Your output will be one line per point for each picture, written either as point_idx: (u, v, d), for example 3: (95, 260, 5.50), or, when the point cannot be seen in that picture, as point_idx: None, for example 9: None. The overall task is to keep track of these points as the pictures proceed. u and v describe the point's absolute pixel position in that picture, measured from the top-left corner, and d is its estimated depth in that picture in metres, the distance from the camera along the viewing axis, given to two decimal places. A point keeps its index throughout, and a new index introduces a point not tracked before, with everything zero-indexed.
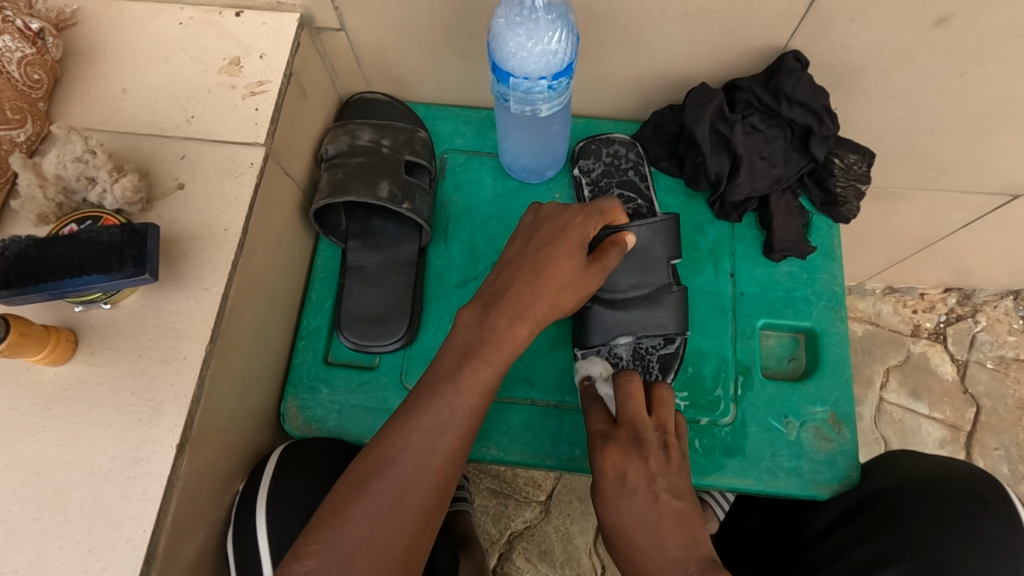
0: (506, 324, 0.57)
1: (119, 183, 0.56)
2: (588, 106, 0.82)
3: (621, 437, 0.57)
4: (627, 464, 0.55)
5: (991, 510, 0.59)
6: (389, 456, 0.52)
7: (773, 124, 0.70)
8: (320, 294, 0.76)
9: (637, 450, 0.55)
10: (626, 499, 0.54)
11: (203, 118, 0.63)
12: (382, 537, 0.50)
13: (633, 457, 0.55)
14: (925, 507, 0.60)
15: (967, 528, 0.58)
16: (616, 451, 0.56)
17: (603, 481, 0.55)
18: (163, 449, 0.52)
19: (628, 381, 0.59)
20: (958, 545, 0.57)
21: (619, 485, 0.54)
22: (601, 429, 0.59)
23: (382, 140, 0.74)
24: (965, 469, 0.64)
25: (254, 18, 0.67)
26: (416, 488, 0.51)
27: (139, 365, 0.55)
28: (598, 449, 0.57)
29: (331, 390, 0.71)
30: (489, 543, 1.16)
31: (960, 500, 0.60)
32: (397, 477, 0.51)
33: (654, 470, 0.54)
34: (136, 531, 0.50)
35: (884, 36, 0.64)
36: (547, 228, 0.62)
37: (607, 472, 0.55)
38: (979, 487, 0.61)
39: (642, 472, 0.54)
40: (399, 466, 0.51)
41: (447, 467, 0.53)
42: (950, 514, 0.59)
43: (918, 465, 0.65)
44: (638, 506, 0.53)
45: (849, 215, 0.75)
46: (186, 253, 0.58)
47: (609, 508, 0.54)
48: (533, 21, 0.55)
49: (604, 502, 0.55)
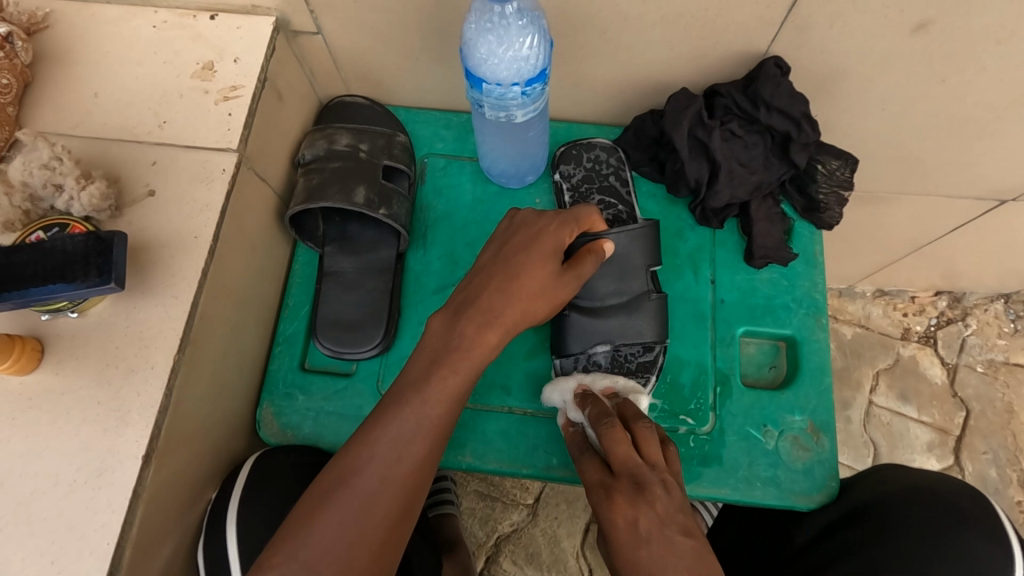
0: (475, 332, 0.57)
1: (85, 190, 0.55)
2: (569, 110, 0.81)
3: (623, 484, 0.51)
4: (635, 512, 0.49)
5: (976, 529, 0.60)
6: (356, 468, 0.51)
7: (752, 131, 0.69)
8: (297, 300, 0.75)
9: (640, 497, 0.50)
10: (645, 552, 0.47)
11: (175, 122, 0.63)
12: (347, 549, 0.49)
13: (639, 505, 0.49)
14: (911, 519, 0.61)
15: (952, 546, 0.59)
16: (623, 502, 0.50)
17: (617, 541, 0.49)
18: (128, 460, 0.52)
19: (644, 429, 0.56)
20: (941, 562, 0.58)
21: (631, 532, 0.48)
22: (598, 478, 0.54)
23: (360, 144, 0.74)
24: (949, 481, 0.64)
25: (228, 21, 0.67)
26: (383, 500, 0.51)
27: (106, 375, 0.54)
28: (605, 501, 0.52)
29: (307, 397, 0.71)
30: (475, 546, 1.16)
31: (946, 514, 0.61)
32: (363, 489, 0.51)
33: (661, 514, 0.48)
34: (101, 542, 0.50)
35: (864, 41, 0.64)
36: (521, 236, 0.62)
37: (616, 525, 0.49)
38: (962, 499, 0.62)
39: (653, 518, 0.48)
40: (368, 477, 0.51)
41: (417, 478, 0.53)
42: (935, 529, 0.60)
43: (902, 476, 0.66)
44: (656, 556, 0.47)
45: (831, 221, 0.74)
46: (155, 260, 0.57)
47: (629, 566, 0.48)
48: (503, 26, 0.54)
49: (629, 566, 0.48)
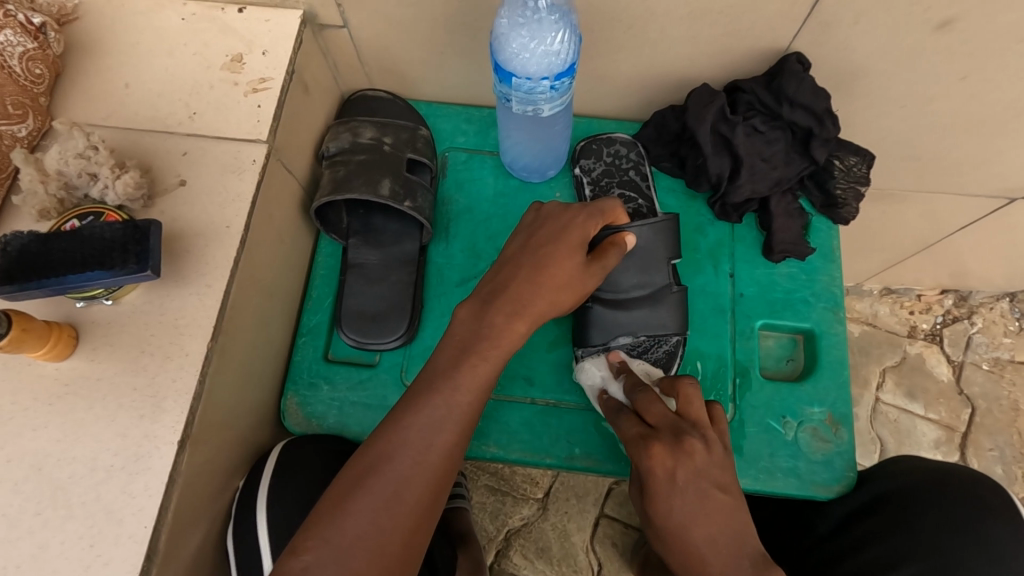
0: (504, 322, 0.58)
1: (121, 179, 0.56)
2: (590, 105, 0.82)
3: (663, 436, 0.56)
4: (675, 463, 0.54)
5: (997, 516, 0.61)
6: (388, 455, 0.52)
7: (774, 126, 0.70)
8: (320, 291, 0.75)
9: (680, 447, 0.55)
10: (676, 500, 0.54)
11: (204, 114, 0.63)
12: (381, 533, 0.50)
13: (680, 455, 0.54)
14: (933, 510, 0.62)
15: (974, 533, 0.60)
16: (663, 451, 0.55)
17: (654, 483, 0.55)
18: (165, 446, 0.52)
19: (689, 387, 0.59)
20: (964, 549, 0.59)
21: (669, 483, 0.54)
22: (637, 433, 0.58)
23: (384, 137, 0.74)
24: (966, 471, 0.65)
25: (257, 14, 0.67)
26: (415, 485, 0.51)
27: (140, 362, 0.55)
28: (642, 448, 0.56)
29: (331, 387, 0.71)
30: (486, 540, 1.17)
31: (968, 504, 0.62)
32: (395, 475, 0.51)
33: (700, 466, 0.54)
34: (138, 527, 0.50)
35: (885, 38, 0.65)
36: (548, 228, 0.63)
37: (656, 472, 0.55)
38: (981, 489, 0.63)
39: (690, 470, 0.54)
40: (399, 463, 0.52)
41: (447, 464, 0.53)
42: (957, 517, 0.61)
43: (919, 467, 0.67)
44: (686, 502, 0.53)
45: (848, 217, 0.76)
46: (188, 249, 0.58)
47: (661, 508, 0.54)
48: (535, 22, 0.54)
49: (654, 495, 0.55)
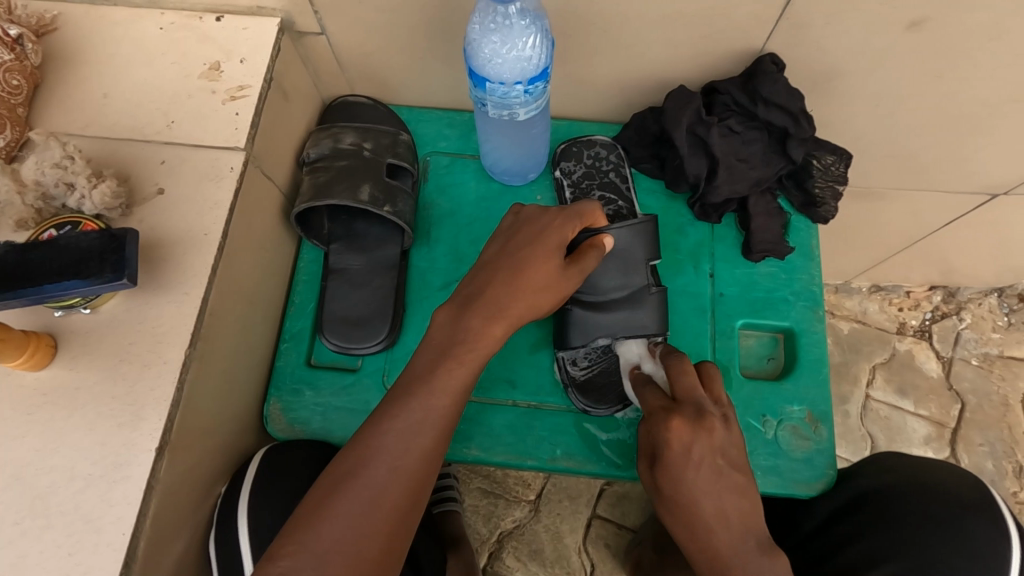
0: (481, 325, 0.58)
1: (97, 189, 0.56)
2: (571, 109, 0.82)
3: (685, 411, 0.60)
4: (693, 438, 0.59)
5: (978, 515, 0.61)
6: (366, 457, 0.52)
7: (750, 127, 0.70)
8: (303, 296, 0.76)
9: (699, 423, 0.60)
10: (692, 470, 0.59)
11: (183, 123, 0.64)
12: (360, 536, 0.50)
13: (698, 431, 0.59)
14: (916, 509, 0.62)
15: (956, 532, 0.60)
16: (684, 425, 0.59)
17: (671, 452, 0.59)
18: (143, 453, 0.53)
19: (712, 369, 0.65)
20: (946, 548, 0.59)
21: (685, 455, 0.59)
22: (660, 404, 0.62)
23: (364, 143, 0.74)
24: (946, 470, 0.66)
25: (234, 23, 0.68)
26: (394, 487, 0.52)
27: (119, 370, 0.55)
28: (665, 420, 0.60)
29: (315, 392, 0.71)
30: (479, 542, 1.17)
31: (949, 503, 0.62)
32: (374, 479, 0.51)
33: (717, 444, 0.59)
34: (116, 534, 0.51)
35: (859, 39, 0.65)
36: (525, 233, 0.63)
37: (672, 445, 0.59)
38: (961, 488, 0.63)
39: (708, 445, 0.59)
40: (378, 465, 0.52)
41: (426, 466, 0.54)
42: (939, 516, 0.61)
43: (899, 467, 0.67)
44: (703, 477, 0.58)
45: (827, 216, 0.76)
46: (166, 257, 0.58)
47: (678, 475, 0.59)
48: (505, 27, 0.54)
49: (675, 463, 0.59)
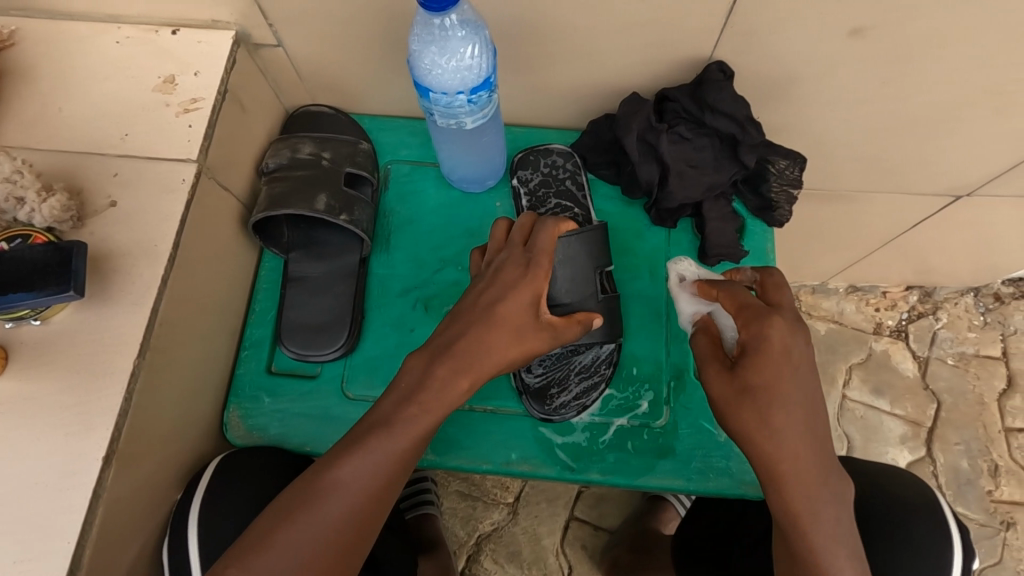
0: (450, 377, 0.56)
1: (47, 203, 0.57)
2: (531, 116, 0.83)
3: (786, 312, 0.54)
4: (794, 339, 0.52)
5: (922, 516, 0.63)
6: (320, 494, 0.52)
7: (701, 133, 0.71)
8: (263, 304, 0.77)
9: (800, 325, 0.53)
10: (785, 372, 0.51)
11: (136, 135, 0.64)
12: (299, 569, 0.50)
13: (797, 331, 0.53)
14: (862, 511, 0.64)
15: (900, 532, 0.62)
16: (785, 322, 0.52)
17: (768, 348, 0.52)
18: (89, 462, 0.53)
19: (775, 276, 0.58)
20: (890, 547, 0.61)
21: (786, 354, 0.52)
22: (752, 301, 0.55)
23: (323, 153, 0.76)
24: (897, 474, 0.68)
25: (190, 36, 0.69)
26: (341, 524, 0.52)
27: (68, 380, 0.56)
28: (761, 318, 0.53)
29: (274, 399, 0.72)
30: (457, 545, 1.18)
31: (895, 504, 0.64)
32: (330, 509, 0.52)
33: (805, 345, 0.52)
34: (61, 543, 0.51)
35: (806, 46, 0.66)
36: (500, 280, 0.61)
37: (770, 340, 0.52)
38: (907, 491, 0.65)
39: (808, 349, 0.53)
40: (331, 503, 0.52)
41: (377, 500, 0.54)
42: (884, 517, 0.63)
43: (853, 472, 0.69)
44: (784, 377, 0.51)
45: (782, 220, 0.77)
46: (116, 268, 0.59)
47: (766, 381, 0.51)
48: (444, 38, 0.55)
49: (768, 362, 0.52)
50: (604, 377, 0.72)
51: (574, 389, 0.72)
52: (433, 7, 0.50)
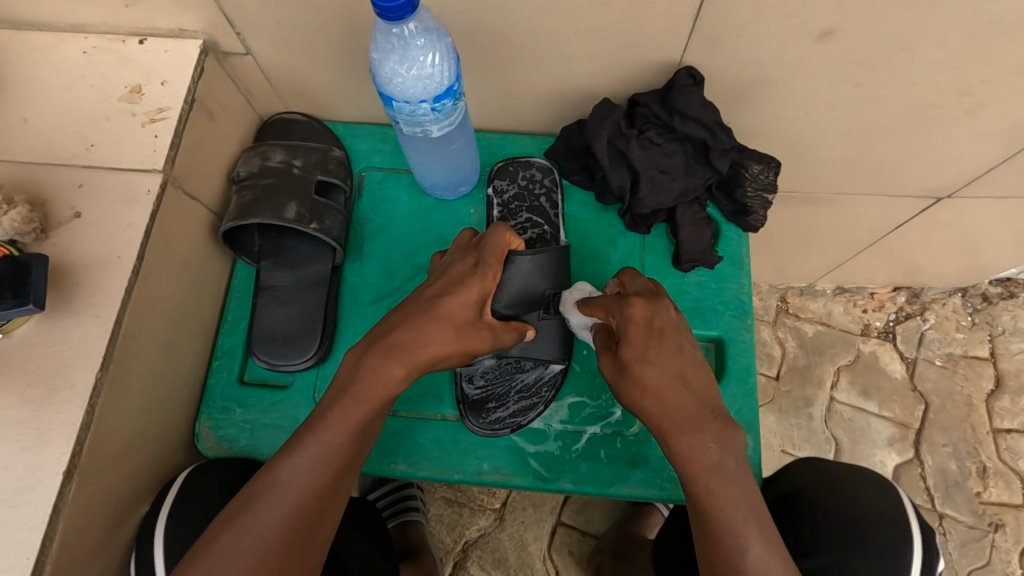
0: (382, 365, 0.58)
1: (7, 215, 0.56)
2: (504, 122, 0.83)
3: (643, 295, 0.62)
4: (653, 311, 0.60)
5: (882, 519, 0.64)
6: (262, 491, 0.52)
7: (671, 139, 0.71)
8: (235, 314, 0.77)
9: (657, 301, 0.61)
10: (654, 345, 0.59)
11: (101, 146, 0.64)
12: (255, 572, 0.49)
13: (656, 306, 0.61)
14: (823, 514, 0.65)
15: (859, 534, 0.63)
16: (643, 302, 0.60)
17: (634, 325, 0.59)
18: (49, 476, 0.53)
19: (629, 271, 0.66)
20: (848, 549, 0.62)
21: (648, 331, 0.59)
22: (613, 297, 0.63)
23: (294, 160, 0.75)
24: (860, 473, 0.69)
25: (157, 45, 0.69)
26: (284, 525, 0.51)
27: (28, 394, 0.55)
28: (621, 304, 0.61)
29: (244, 410, 0.72)
30: (443, 552, 1.17)
31: (856, 506, 0.65)
32: (276, 499, 0.52)
33: (664, 319, 0.60)
34: (18, 559, 0.51)
35: (773, 49, 0.65)
36: (449, 276, 0.62)
37: (635, 322, 0.59)
38: (870, 493, 0.66)
39: (670, 321, 0.60)
40: (272, 500, 0.52)
41: (323, 502, 0.53)
42: (844, 519, 0.64)
43: (816, 471, 0.70)
44: (655, 353, 0.58)
45: (757, 224, 0.77)
46: (79, 280, 0.59)
47: (637, 354, 0.59)
48: (403, 47, 0.55)
49: (636, 339, 0.59)
50: (545, 399, 0.71)
51: (512, 406, 0.71)
52: (390, 16, 0.49)
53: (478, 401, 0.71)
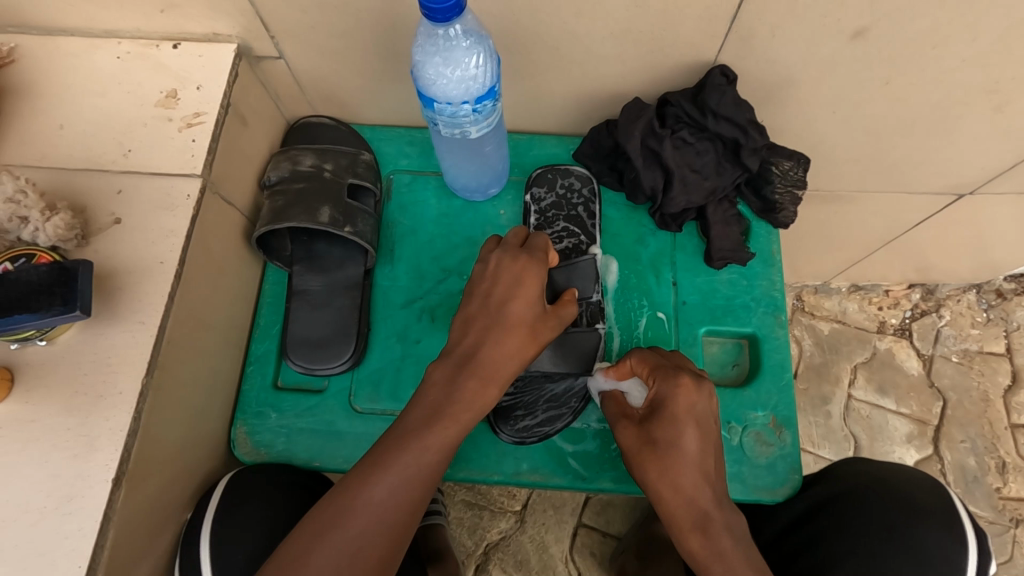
0: (476, 386, 0.59)
1: (51, 221, 0.57)
2: (532, 123, 0.83)
3: (688, 371, 0.64)
4: (698, 396, 0.63)
5: (932, 522, 0.67)
6: (352, 510, 0.53)
7: (703, 138, 0.71)
8: (267, 319, 0.77)
9: (704, 384, 0.64)
10: (686, 428, 0.62)
11: (139, 151, 0.64)
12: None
13: (702, 390, 0.63)
14: (872, 516, 0.68)
15: (908, 539, 0.66)
16: (692, 383, 0.63)
17: (674, 409, 0.63)
18: (97, 484, 0.53)
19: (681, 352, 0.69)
20: (898, 555, 0.65)
21: (689, 412, 0.62)
22: (663, 365, 0.65)
23: (324, 164, 0.75)
24: (911, 476, 0.71)
25: (190, 50, 0.69)
26: (376, 542, 0.53)
27: (75, 402, 0.55)
28: (671, 379, 0.63)
29: (279, 415, 0.72)
30: (465, 555, 1.17)
31: (904, 507, 0.68)
32: (371, 516, 0.54)
33: (704, 407, 0.63)
34: (71, 567, 0.51)
35: (806, 49, 0.66)
36: (504, 278, 0.64)
37: (678, 400, 0.62)
38: (919, 494, 0.69)
39: (706, 406, 0.63)
40: (360, 519, 0.53)
41: (407, 518, 0.55)
42: (893, 524, 0.67)
43: (859, 472, 0.73)
44: (690, 437, 0.62)
45: (786, 221, 0.77)
46: (121, 286, 0.59)
47: (668, 431, 0.62)
48: (448, 48, 0.55)
49: (668, 421, 0.63)
50: (573, 410, 0.71)
51: (539, 415, 0.71)
52: (438, 18, 0.49)
53: (508, 413, 0.71)
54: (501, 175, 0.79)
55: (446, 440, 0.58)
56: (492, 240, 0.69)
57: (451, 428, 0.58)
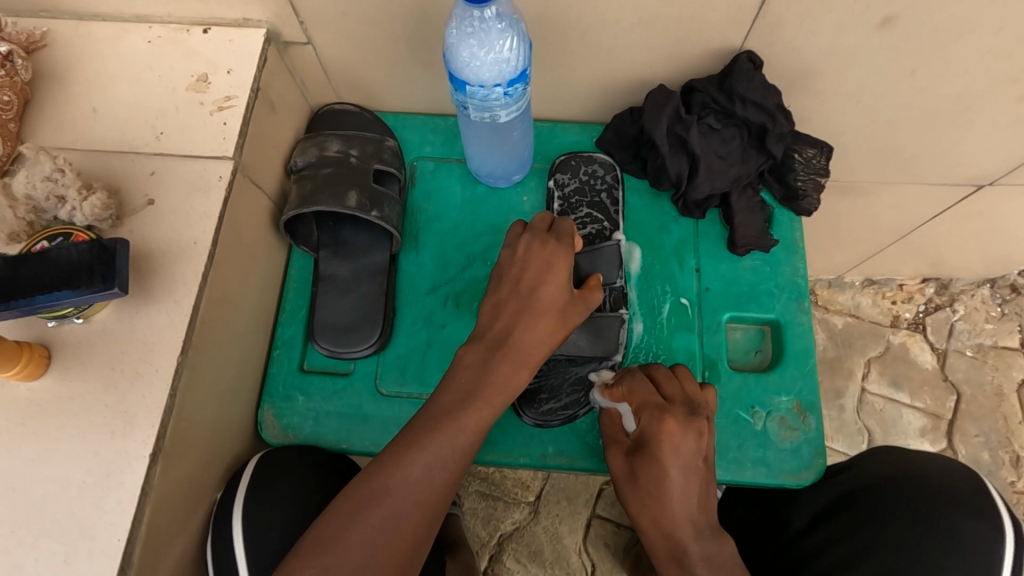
0: (507, 368, 0.60)
1: (88, 201, 0.57)
2: (554, 111, 0.83)
3: (676, 411, 0.63)
4: (683, 437, 0.62)
5: (964, 508, 0.67)
6: (387, 488, 0.54)
7: (728, 124, 0.71)
8: (294, 303, 0.77)
9: (693, 424, 0.62)
10: (671, 472, 0.62)
11: (171, 135, 0.65)
12: (378, 555, 0.52)
13: (689, 430, 0.62)
14: (901, 505, 0.68)
15: (941, 527, 0.66)
16: (677, 424, 0.62)
17: (660, 447, 0.62)
18: (136, 460, 0.53)
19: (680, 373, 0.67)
20: (931, 543, 0.66)
21: (673, 450, 0.62)
22: (653, 401, 0.64)
23: (351, 150, 0.76)
24: (944, 466, 0.71)
25: (221, 35, 0.69)
26: (411, 519, 0.54)
27: (112, 379, 0.56)
28: (656, 418, 0.62)
29: (307, 398, 0.73)
30: (478, 545, 1.17)
31: (936, 496, 0.68)
32: (406, 495, 0.54)
33: (691, 445, 0.62)
34: (111, 541, 0.51)
35: (834, 37, 0.66)
36: (533, 263, 0.64)
37: (665, 440, 0.62)
38: (952, 483, 0.69)
39: (693, 444, 0.62)
40: (394, 496, 0.54)
41: (440, 497, 0.56)
42: (924, 512, 0.67)
43: (890, 462, 0.73)
44: (677, 481, 0.62)
45: (809, 208, 0.77)
46: (156, 267, 0.59)
47: (652, 470, 0.62)
48: (483, 31, 0.56)
49: (653, 462, 0.62)
50: None
51: (564, 399, 0.71)
52: None
53: (533, 397, 0.71)
54: (524, 162, 0.80)
55: (476, 421, 0.58)
56: (519, 224, 0.70)
57: (483, 409, 0.58)
